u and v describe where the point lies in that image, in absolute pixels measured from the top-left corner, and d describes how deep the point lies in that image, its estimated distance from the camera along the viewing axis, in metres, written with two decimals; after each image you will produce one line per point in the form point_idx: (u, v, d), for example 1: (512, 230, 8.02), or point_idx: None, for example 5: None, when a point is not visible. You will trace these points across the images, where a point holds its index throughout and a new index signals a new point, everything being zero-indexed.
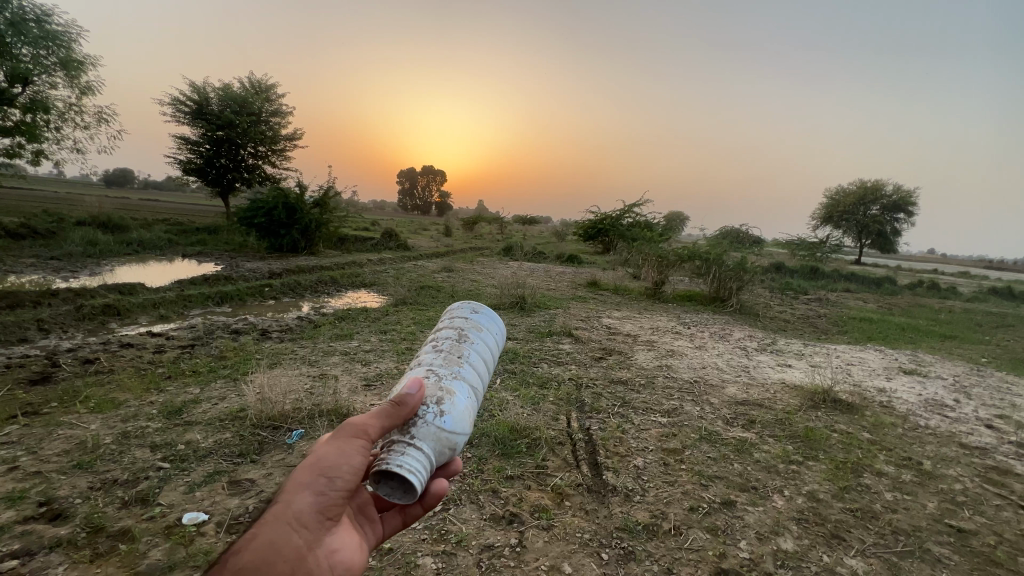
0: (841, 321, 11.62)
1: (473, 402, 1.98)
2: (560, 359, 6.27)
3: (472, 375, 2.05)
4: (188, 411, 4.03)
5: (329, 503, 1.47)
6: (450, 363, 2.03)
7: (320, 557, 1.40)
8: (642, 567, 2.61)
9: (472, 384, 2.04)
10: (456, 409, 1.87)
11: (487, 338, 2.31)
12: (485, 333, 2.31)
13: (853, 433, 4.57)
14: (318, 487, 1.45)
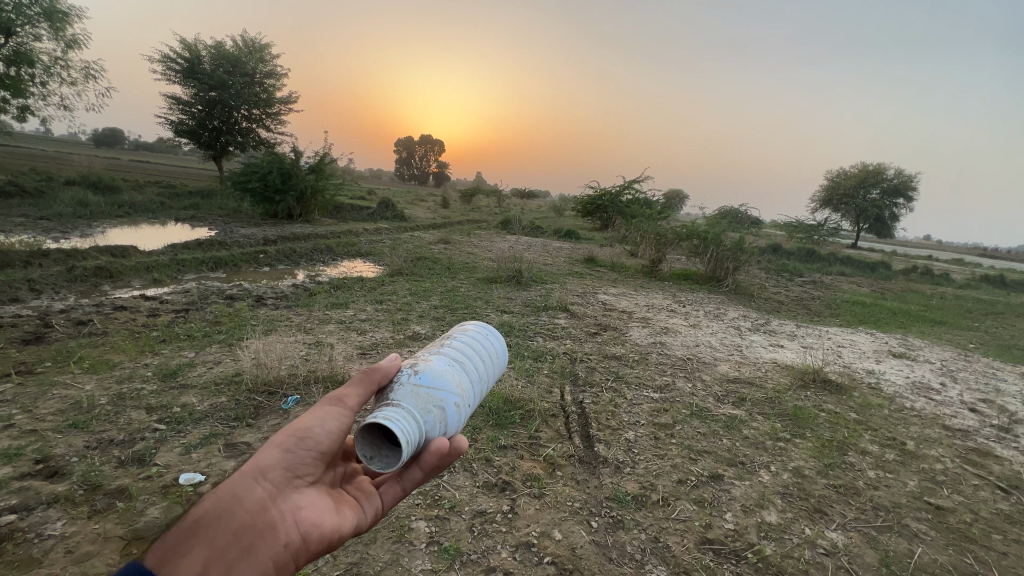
0: (835, 304, 11.69)
1: (461, 366, 1.91)
2: (555, 333, 6.30)
3: (462, 349, 2.04)
4: (183, 374, 4.03)
5: (291, 463, 1.61)
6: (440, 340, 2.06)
7: (281, 509, 1.52)
8: (630, 535, 2.68)
9: (465, 355, 2.00)
10: (433, 368, 1.82)
11: (488, 329, 2.29)
12: (487, 330, 2.29)
13: (840, 413, 4.66)
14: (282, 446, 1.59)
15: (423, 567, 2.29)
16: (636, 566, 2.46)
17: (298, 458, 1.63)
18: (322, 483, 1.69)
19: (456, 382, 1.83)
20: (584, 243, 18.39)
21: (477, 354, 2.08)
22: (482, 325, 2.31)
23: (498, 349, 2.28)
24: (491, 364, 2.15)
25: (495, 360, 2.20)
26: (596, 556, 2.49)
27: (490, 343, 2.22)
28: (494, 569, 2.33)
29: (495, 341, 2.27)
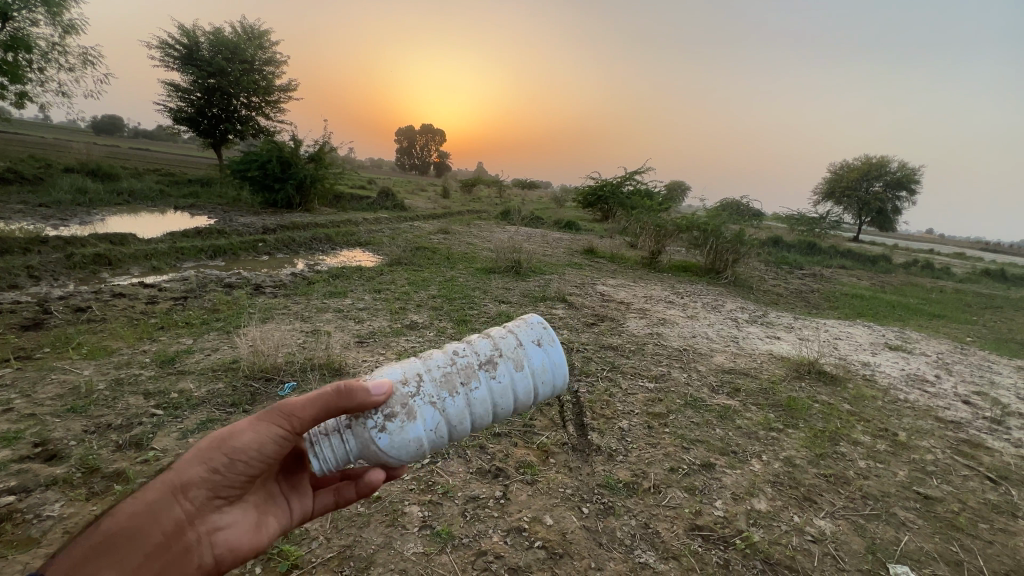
0: (834, 297, 11.71)
1: (436, 438, 1.73)
2: (552, 323, 6.33)
3: (458, 411, 1.76)
4: (180, 361, 4.06)
5: (222, 482, 1.53)
6: (446, 385, 1.76)
7: (199, 531, 1.48)
8: (620, 521, 2.72)
9: (452, 422, 1.76)
10: (401, 435, 1.67)
11: (523, 389, 1.87)
12: (520, 387, 1.87)
13: (833, 404, 4.71)
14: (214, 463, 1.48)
15: (416, 550, 2.33)
16: (625, 551, 2.50)
17: (230, 475, 1.54)
18: (252, 493, 1.64)
19: (414, 453, 1.73)
20: (584, 234, 18.38)
21: (473, 419, 1.81)
22: (521, 382, 1.87)
23: (520, 410, 1.90)
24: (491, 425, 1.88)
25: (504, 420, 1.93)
26: (586, 541, 2.53)
27: (507, 407, 1.87)
28: (486, 552, 2.37)
29: (519, 403, 1.89)
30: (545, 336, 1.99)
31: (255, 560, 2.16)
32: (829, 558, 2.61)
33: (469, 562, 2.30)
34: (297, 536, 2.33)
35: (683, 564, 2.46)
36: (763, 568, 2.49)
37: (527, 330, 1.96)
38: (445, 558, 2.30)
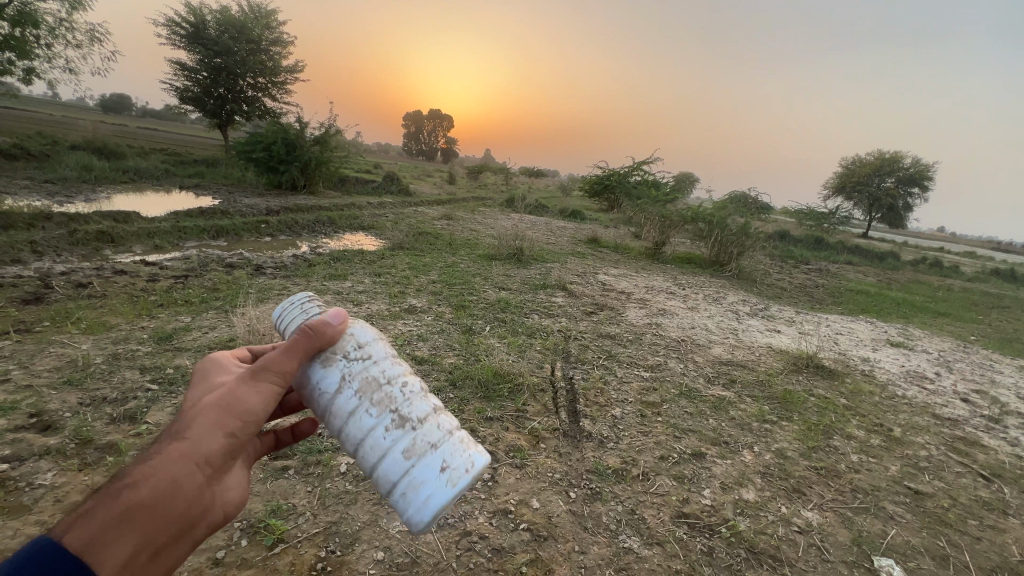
0: (838, 293, 11.61)
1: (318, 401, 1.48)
2: (551, 311, 6.33)
3: (341, 415, 1.44)
4: (178, 338, 4.09)
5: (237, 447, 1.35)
6: (362, 386, 1.45)
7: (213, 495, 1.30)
8: (606, 506, 2.74)
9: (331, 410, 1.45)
10: (310, 379, 1.49)
11: (385, 479, 1.40)
12: (380, 475, 1.41)
13: (829, 398, 4.69)
14: (227, 427, 1.31)
15: (402, 529, 2.35)
16: (610, 536, 2.51)
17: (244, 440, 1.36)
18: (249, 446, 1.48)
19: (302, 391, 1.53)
20: (589, 223, 18.26)
21: (342, 434, 1.47)
22: (387, 473, 1.40)
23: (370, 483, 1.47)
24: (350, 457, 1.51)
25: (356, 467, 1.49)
26: (571, 525, 2.54)
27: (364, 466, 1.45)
28: (471, 532, 2.39)
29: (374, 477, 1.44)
30: (447, 484, 1.39)
31: (241, 534, 2.19)
32: (814, 549, 2.61)
33: (453, 541, 2.33)
34: (284, 511, 2.35)
35: (667, 550, 2.46)
36: (747, 556, 2.50)
37: (452, 451, 1.44)
38: (430, 536, 2.33)
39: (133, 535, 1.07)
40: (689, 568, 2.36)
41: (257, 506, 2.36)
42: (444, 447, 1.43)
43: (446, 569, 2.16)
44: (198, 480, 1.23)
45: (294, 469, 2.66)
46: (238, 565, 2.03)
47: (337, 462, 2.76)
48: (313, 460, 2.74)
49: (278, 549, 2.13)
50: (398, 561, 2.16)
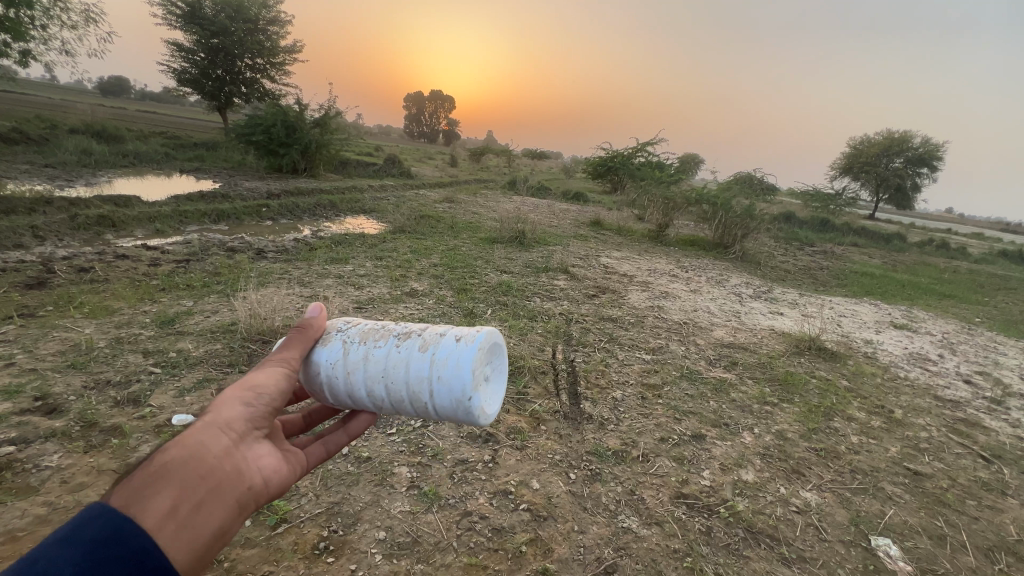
0: (842, 274, 11.53)
1: (336, 372, 1.62)
2: (553, 294, 6.31)
3: (358, 362, 1.62)
4: (181, 322, 4.10)
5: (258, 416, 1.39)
6: (362, 334, 1.68)
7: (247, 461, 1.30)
8: (606, 487, 2.76)
9: (349, 367, 1.61)
10: (318, 361, 1.65)
11: (420, 374, 1.59)
12: (416, 377, 1.59)
13: (831, 380, 4.69)
14: (241, 396, 1.37)
15: (403, 509, 2.38)
16: (609, 516, 2.54)
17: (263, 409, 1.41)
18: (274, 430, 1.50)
19: (317, 381, 1.65)
20: (591, 205, 18.10)
21: (368, 381, 1.61)
22: (420, 368, 1.60)
23: (413, 400, 1.61)
24: (386, 403, 1.63)
25: (399, 399, 1.61)
26: (571, 505, 2.57)
27: (400, 386, 1.60)
28: (471, 513, 2.42)
29: (413, 389, 1.60)
30: (468, 342, 1.64)
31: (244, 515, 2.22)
32: (811, 529, 2.63)
33: (454, 521, 2.35)
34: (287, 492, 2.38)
35: (665, 530, 2.49)
36: (744, 535, 2.53)
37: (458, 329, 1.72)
38: (431, 516, 2.36)
39: (171, 485, 1.09)
40: (687, 548, 2.38)
41: None
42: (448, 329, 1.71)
43: (446, 548, 2.19)
44: (225, 442, 1.26)
45: None
46: (242, 545, 2.06)
47: None
48: None
49: (281, 530, 2.16)
50: (399, 541, 2.19)
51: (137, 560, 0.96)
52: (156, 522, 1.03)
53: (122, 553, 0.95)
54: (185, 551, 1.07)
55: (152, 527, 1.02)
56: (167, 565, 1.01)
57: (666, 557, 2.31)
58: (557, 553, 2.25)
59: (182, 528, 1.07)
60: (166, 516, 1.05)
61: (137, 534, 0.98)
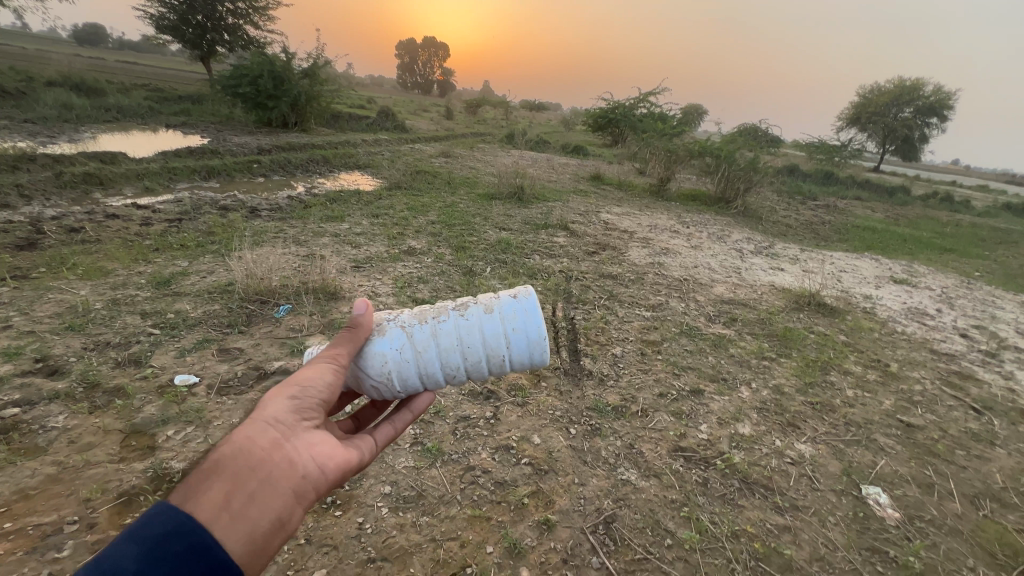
0: (844, 229, 11.42)
1: (407, 357, 1.62)
2: (552, 251, 6.24)
3: (426, 340, 1.64)
4: (177, 282, 4.06)
5: (306, 408, 1.37)
6: (419, 315, 1.68)
7: (300, 449, 1.28)
8: (605, 441, 2.82)
9: (421, 347, 1.63)
10: (379, 353, 1.61)
11: (492, 334, 1.67)
12: (488, 336, 1.67)
13: (829, 335, 4.72)
14: (286, 393, 1.36)
15: (407, 464, 2.43)
16: (608, 469, 2.60)
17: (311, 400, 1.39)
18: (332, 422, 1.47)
19: (384, 376, 1.61)
20: (592, 159, 17.66)
21: (441, 355, 1.65)
22: (489, 326, 1.68)
23: (490, 359, 1.68)
24: (462, 370, 1.68)
25: (476, 364, 1.68)
26: (572, 459, 2.63)
27: (475, 351, 1.66)
28: (474, 467, 2.47)
29: (489, 347, 1.68)
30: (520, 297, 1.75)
31: None
32: (804, 479, 2.71)
33: (458, 475, 2.41)
34: None
35: (663, 481, 2.56)
36: (740, 486, 2.60)
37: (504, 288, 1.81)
38: (434, 470, 2.42)
39: (220, 481, 1.09)
40: (684, 498, 2.46)
41: None
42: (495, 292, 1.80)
43: (450, 501, 2.25)
44: (272, 436, 1.24)
45: None
46: None
47: None
48: None
49: None
50: (404, 495, 2.25)
51: (194, 554, 0.97)
52: (210, 514, 1.04)
53: (181, 548, 0.96)
54: (244, 541, 1.07)
55: (205, 519, 1.02)
56: (225, 558, 1.02)
57: (664, 507, 2.39)
58: (558, 504, 2.32)
59: (235, 521, 1.07)
60: (219, 508, 1.05)
61: (193, 528, 0.99)
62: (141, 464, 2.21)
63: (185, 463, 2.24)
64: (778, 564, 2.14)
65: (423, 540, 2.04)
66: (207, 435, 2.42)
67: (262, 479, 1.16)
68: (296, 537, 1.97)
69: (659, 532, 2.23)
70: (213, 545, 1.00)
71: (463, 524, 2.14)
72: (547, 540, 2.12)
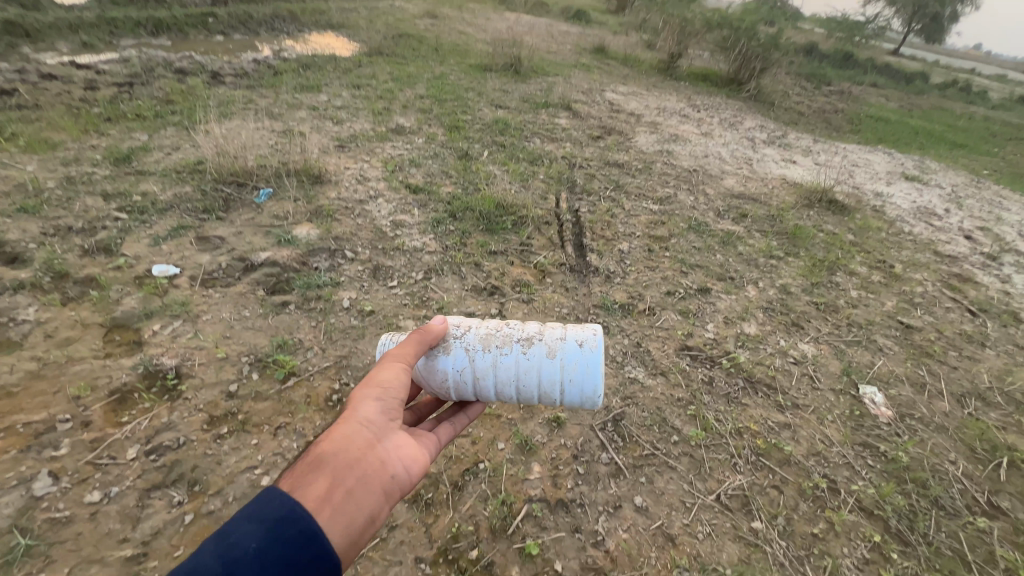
0: (858, 119, 10.74)
1: (464, 379, 1.64)
2: (554, 134, 5.71)
3: (485, 368, 1.63)
4: (138, 160, 3.59)
5: (389, 408, 1.41)
6: (484, 340, 1.65)
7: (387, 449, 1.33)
8: (613, 339, 2.76)
9: (479, 375, 1.64)
10: (440, 371, 1.64)
11: (550, 380, 1.63)
12: (547, 382, 1.63)
13: (837, 234, 4.58)
14: (371, 394, 1.39)
15: None
16: (616, 367, 2.57)
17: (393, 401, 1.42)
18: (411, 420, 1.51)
19: (442, 389, 1.67)
20: (595, 27, 15.75)
21: (497, 385, 1.65)
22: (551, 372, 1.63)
23: (543, 397, 1.67)
24: (515, 399, 1.70)
25: (528, 398, 1.68)
26: None
27: (529, 389, 1.65)
28: None
29: (544, 389, 1.65)
30: (587, 345, 1.64)
31: (250, 368, 2.14)
32: (805, 378, 2.75)
33: None
34: (291, 347, 2.29)
35: (670, 380, 2.55)
36: (744, 385, 2.62)
37: (574, 327, 1.68)
38: None
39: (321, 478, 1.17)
40: (690, 397, 2.47)
41: (261, 341, 2.29)
42: (564, 329, 1.68)
43: None
44: (362, 438, 1.30)
45: (293, 303, 2.53)
46: (253, 398, 2.03)
47: (339, 297, 2.63)
48: (313, 295, 2.60)
49: (291, 383, 2.12)
50: None
51: (304, 540, 1.06)
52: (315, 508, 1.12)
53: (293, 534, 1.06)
54: (344, 532, 1.15)
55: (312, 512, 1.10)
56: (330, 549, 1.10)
57: (670, 405, 2.40)
58: None
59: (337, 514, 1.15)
60: (323, 499, 1.14)
61: (302, 516, 1.09)
62: (129, 361, 2.07)
63: (177, 360, 2.10)
64: (777, 459, 2.21)
65: None
66: (198, 331, 2.26)
67: (358, 474, 1.24)
68: (305, 434, 1.93)
69: (666, 429, 2.26)
70: (319, 532, 1.09)
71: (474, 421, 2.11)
72: (557, 437, 2.12)
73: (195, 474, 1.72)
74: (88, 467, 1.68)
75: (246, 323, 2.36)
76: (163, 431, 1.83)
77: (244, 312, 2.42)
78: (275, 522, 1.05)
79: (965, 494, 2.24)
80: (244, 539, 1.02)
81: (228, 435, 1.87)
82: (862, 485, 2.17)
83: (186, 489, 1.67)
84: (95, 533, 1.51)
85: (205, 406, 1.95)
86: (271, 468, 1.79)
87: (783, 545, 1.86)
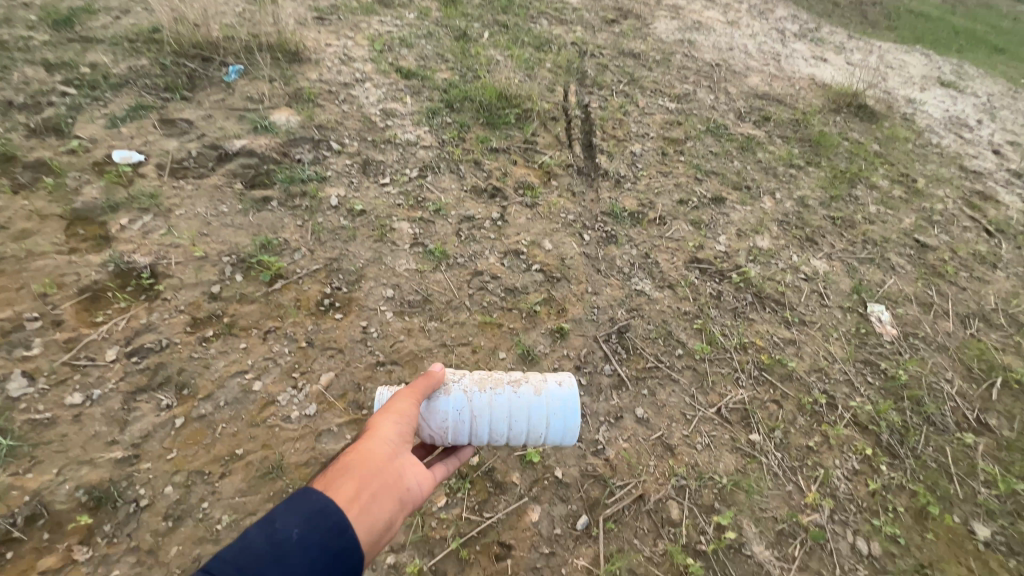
0: (897, 12, 9.64)
1: (455, 423, 1.45)
2: (563, 15, 5.00)
3: (479, 408, 1.47)
4: (81, 24, 3.07)
5: (410, 428, 1.30)
6: (478, 382, 1.50)
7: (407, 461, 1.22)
8: (621, 250, 2.60)
9: (470, 416, 1.46)
10: (430, 416, 1.45)
11: (538, 417, 1.49)
12: (538, 430, 1.51)
13: (863, 144, 4.25)
14: (393, 415, 1.30)
15: (409, 267, 2.19)
16: (623, 279, 2.44)
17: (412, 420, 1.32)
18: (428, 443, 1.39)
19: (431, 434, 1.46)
20: None
21: (490, 425, 1.47)
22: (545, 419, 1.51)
23: (530, 436, 1.51)
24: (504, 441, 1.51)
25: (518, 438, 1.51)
26: (585, 267, 2.44)
27: (520, 430, 1.49)
28: (482, 273, 2.27)
29: (532, 427, 1.50)
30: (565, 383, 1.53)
31: (232, 269, 1.98)
32: (815, 295, 2.66)
33: (465, 281, 2.21)
34: (276, 247, 2.11)
35: (677, 293, 2.45)
36: (752, 300, 2.53)
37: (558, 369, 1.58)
38: (439, 275, 2.20)
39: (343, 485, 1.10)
40: (697, 311, 2.38)
41: (243, 239, 2.09)
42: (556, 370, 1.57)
43: (459, 307, 2.10)
44: (384, 450, 1.20)
45: (276, 199, 2.30)
46: (238, 301, 1.89)
47: (325, 193, 2.39)
48: (297, 190, 2.35)
49: (278, 286, 1.98)
50: (409, 300, 2.07)
51: (334, 534, 1.03)
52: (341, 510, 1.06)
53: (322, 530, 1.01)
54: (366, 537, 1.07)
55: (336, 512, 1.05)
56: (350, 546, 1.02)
57: (676, 319, 2.32)
58: (571, 313, 2.20)
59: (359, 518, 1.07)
60: (350, 498, 1.08)
61: (330, 511, 1.05)
62: (97, 257, 1.88)
63: (152, 258, 1.92)
64: (779, 375, 2.19)
65: (433, 346, 1.93)
66: (171, 226, 2.06)
67: (382, 479, 1.16)
68: (296, 340, 1.82)
69: (671, 343, 2.19)
70: (348, 528, 1.05)
71: (474, 331, 2.02)
72: (560, 349, 2.05)
73: (183, 379, 1.63)
74: (66, 368, 1.57)
75: (224, 220, 2.14)
76: (144, 333, 1.72)
77: (221, 207, 2.19)
78: (309, 517, 1.02)
79: (955, 412, 2.28)
80: (282, 531, 0.99)
81: (214, 339, 1.76)
82: (860, 402, 2.18)
83: (175, 393, 1.60)
84: (82, 435, 1.44)
85: (187, 308, 1.82)
86: (262, 373, 1.70)
87: (778, 456, 1.88)
